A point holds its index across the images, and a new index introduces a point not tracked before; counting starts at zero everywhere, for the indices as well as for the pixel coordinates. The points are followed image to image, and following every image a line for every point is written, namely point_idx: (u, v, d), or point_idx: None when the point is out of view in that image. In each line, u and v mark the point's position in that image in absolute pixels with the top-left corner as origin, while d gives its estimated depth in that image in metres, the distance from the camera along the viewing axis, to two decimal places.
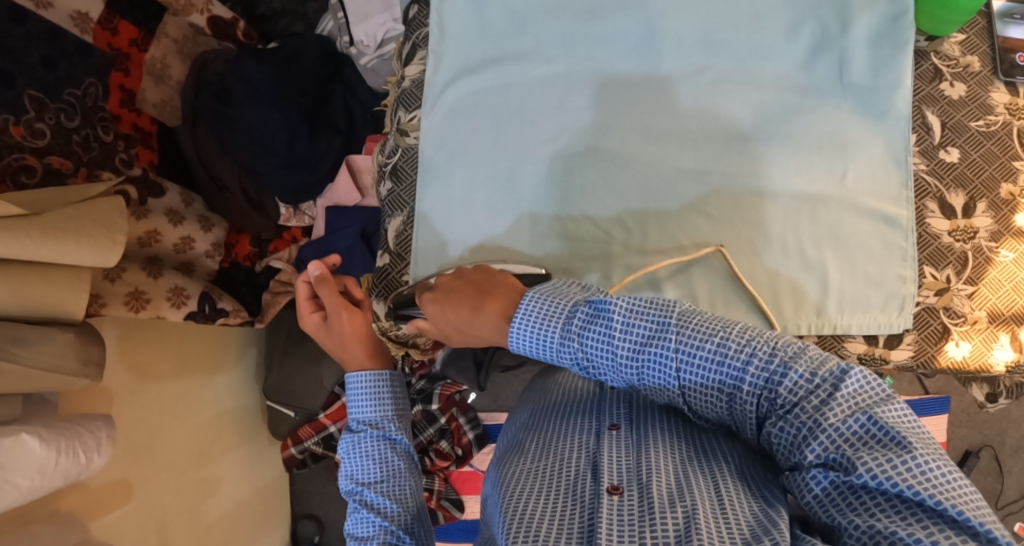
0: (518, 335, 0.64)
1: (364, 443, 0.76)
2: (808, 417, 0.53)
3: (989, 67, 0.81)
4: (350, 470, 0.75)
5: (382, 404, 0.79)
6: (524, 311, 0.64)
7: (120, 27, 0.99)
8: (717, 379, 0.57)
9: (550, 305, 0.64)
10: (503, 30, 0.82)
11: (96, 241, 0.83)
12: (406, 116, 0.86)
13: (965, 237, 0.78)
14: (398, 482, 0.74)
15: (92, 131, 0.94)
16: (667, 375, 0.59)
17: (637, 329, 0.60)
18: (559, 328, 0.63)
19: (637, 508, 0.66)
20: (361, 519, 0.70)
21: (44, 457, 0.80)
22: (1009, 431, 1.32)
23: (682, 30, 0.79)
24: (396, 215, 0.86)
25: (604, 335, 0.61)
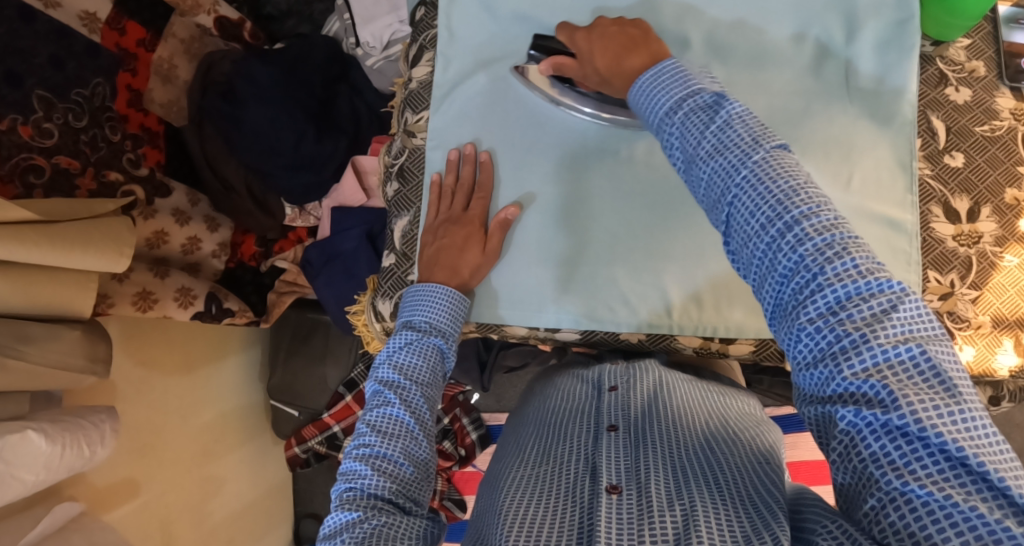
0: (638, 91, 0.62)
1: (423, 345, 0.72)
2: (854, 325, 0.50)
3: (995, 72, 0.81)
4: (396, 360, 0.71)
5: (453, 316, 0.75)
6: (646, 80, 0.61)
7: (128, 27, 0.99)
8: (771, 216, 0.53)
9: (670, 79, 0.60)
10: (511, 32, 0.82)
11: (104, 253, 0.83)
12: (413, 117, 0.86)
13: (969, 242, 0.78)
14: (435, 398, 0.71)
15: (99, 131, 0.95)
16: (729, 189, 0.55)
17: (731, 131, 0.56)
18: (668, 100, 0.59)
19: (635, 509, 0.67)
20: (387, 417, 0.67)
21: (49, 452, 0.81)
22: (1011, 435, 1.32)
23: (691, 34, 0.79)
24: (402, 215, 0.86)
25: (701, 123, 0.57)
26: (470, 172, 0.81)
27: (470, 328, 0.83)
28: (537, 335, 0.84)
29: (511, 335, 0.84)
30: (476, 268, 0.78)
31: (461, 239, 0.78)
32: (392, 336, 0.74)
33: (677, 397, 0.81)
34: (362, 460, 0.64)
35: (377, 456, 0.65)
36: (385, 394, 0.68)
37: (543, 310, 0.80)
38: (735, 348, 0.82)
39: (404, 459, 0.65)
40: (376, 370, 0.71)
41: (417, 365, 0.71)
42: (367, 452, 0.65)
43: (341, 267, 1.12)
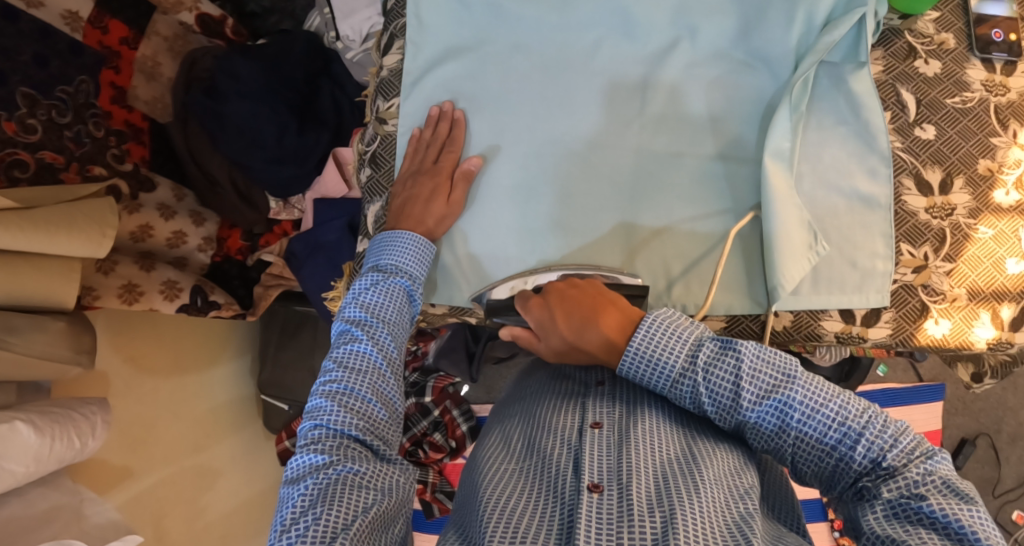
0: (638, 357, 0.64)
1: (389, 286, 0.74)
2: (897, 468, 0.57)
3: (964, 44, 0.81)
4: (363, 301, 0.74)
5: (420, 259, 0.77)
6: (645, 339, 0.63)
7: (111, 26, 1.01)
8: (836, 437, 0.58)
9: (669, 337, 0.63)
10: (479, 17, 0.83)
11: (89, 236, 0.85)
12: (385, 104, 0.87)
13: (942, 214, 0.78)
14: (401, 337, 0.74)
15: (84, 126, 0.97)
16: (785, 429, 0.60)
17: (762, 376, 0.61)
18: (679, 359, 0.63)
19: (615, 510, 0.66)
20: (355, 354, 0.71)
21: (38, 446, 0.82)
22: (1005, 420, 1.30)
23: (659, 16, 0.79)
24: (375, 201, 0.87)
25: (732, 372, 0.61)
26: (445, 128, 0.82)
27: (441, 310, 0.85)
28: None
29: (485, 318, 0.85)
30: (441, 218, 0.79)
31: (428, 191, 0.79)
32: (360, 277, 0.76)
33: None
34: (328, 397, 0.68)
35: (344, 392, 0.68)
36: (354, 334, 0.72)
37: None
38: None
39: (372, 397, 0.69)
40: (343, 311, 0.74)
41: (384, 306, 0.74)
42: (336, 390, 0.69)
43: (324, 259, 1.14)
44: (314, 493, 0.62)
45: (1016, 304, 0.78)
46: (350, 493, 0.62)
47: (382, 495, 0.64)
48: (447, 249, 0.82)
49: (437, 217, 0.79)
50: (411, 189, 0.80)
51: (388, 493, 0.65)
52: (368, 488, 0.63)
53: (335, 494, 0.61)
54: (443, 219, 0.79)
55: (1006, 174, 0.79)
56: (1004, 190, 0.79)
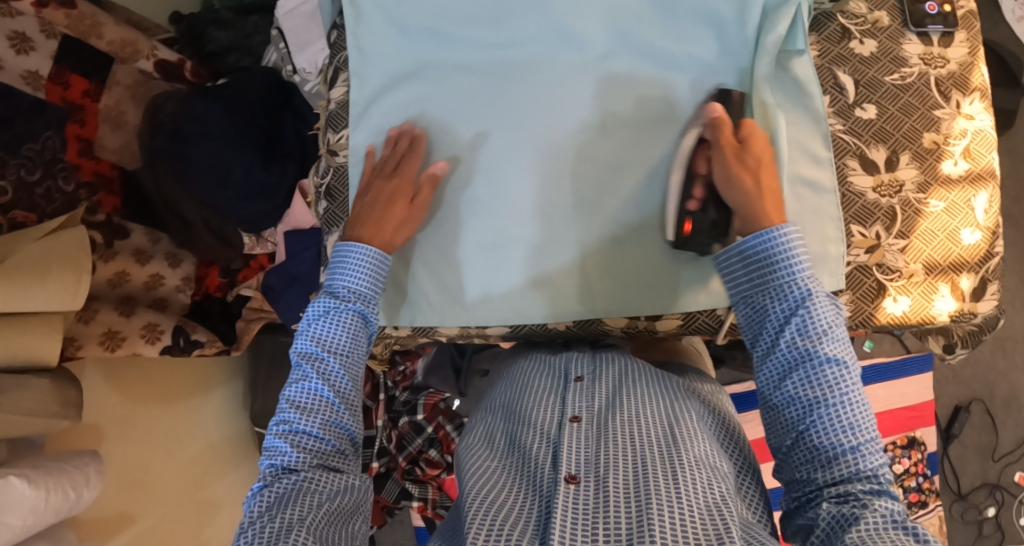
0: (778, 244, 0.66)
1: (342, 313, 0.75)
2: (890, 492, 0.59)
3: (899, 20, 0.81)
4: (313, 331, 0.75)
5: (374, 279, 0.77)
6: (799, 238, 0.67)
7: (71, 80, 1.03)
8: (864, 421, 0.62)
9: (808, 258, 0.67)
10: (418, 41, 0.84)
11: (65, 282, 0.88)
12: (335, 136, 0.89)
13: (891, 192, 0.78)
14: (356, 365, 0.76)
15: (53, 182, 0.98)
16: (842, 374, 0.62)
17: (844, 339, 0.65)
18: (808, 272, 0.66)
19: (591, 502, 0.67)
20: (305, 389, 0.73)
21: (33, 496, 0.84)
22: (996, 383, 1.29)
23: (594, 21, 0.79)
24: (333, 231, 0.88)
25: (833, 311, 0.65)
26: (404, 146, 0.82)
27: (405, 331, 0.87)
28: (469, 332, 0.87)
29: (446, 334, 0.87)
30: (400, 225, 0.79)
31: (385, 200, 0.79)
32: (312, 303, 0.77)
33: (647, 380, 0.80)
34: (282, 433, 0.71)
35: (294, 428, 0.71)
36: (304, 368, 0.73)
37: (473, 306, 0.83)
38: (663, 323, 0.83)
39: (322, 427, 0.71)
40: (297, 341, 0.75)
41: (334, 334, 0.74)
42: (287, 426, 0.71)
43: (301, 289, 1.16)
44: (269, 501, 0.66)
45: (975, 274, 0.78)
46: (302, 498, 0.65)
47: (333, 496, 0.67)
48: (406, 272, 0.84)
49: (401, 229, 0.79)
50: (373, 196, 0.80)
51: (344, 492, 0.68)
52: (319, 491, 0.67)
53: (288, 500, 0.65)
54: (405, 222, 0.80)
55: (952, 145, 0.79)
56: (952, 160, 0.79)
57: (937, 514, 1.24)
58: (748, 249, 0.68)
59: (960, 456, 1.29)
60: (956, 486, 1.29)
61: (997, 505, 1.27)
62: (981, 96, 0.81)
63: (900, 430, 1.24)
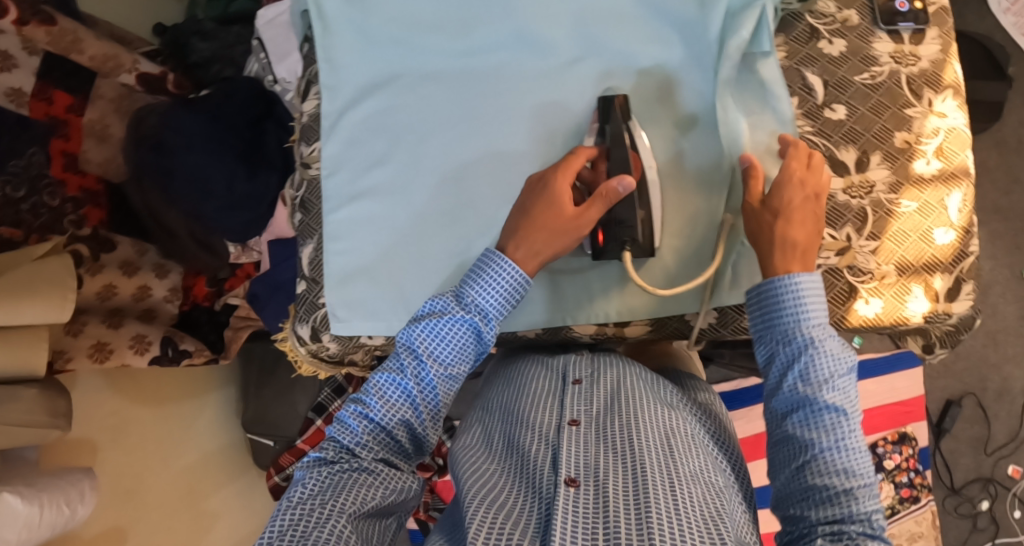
0: (792, 289, 0.65)
1: (456, 323, 0.70)
2: (879, 538, 0.58)
3: (869, 18, 0.80)
4: (428, 331, 0.70)
5: (503, 298, 0.71)
6: (816, 284, 0.65)
7: (55, 96, 1.04)
8: (859, 469, 0.61)
9: (822, 305, 0.65)
10: (386, 52, 0.84)
11: (50, 301, 0.89)
12: (307, 149, 0.90)
13: (861, 193, 0.77)
14: (453, 379, 0.71)
15: (38, 198, 1.00)
16: (839, 421, 0.61)
17: (850, 389, 0.63)
18: (819, 319, 0.64)
19: (591, 505, 0.67)
20: (391, 383, 0.69)
21: (27, 513, 0.85)
22: (989, 376, 1.29)
23: (558, 28, 0.79)
24: (307, 243, 0.90)
25: (840, 362, 0.63)
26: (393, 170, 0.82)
27: (379, 339, 0.87)
28: None
29: None
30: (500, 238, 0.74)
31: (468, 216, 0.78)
32: (433, 297, 0.73)
33: (642, 391, 0.81)
34: (354, 414, 0.69)
35: (364, 414, 0.69)
36: (400, 361, 0.70)
37: None
38: (631, 330, 0.82)
39: (392, 425, 0.69)
40: (404, 331, 0.71)
41: (449, 343, 0.70)
42: (360, 411, 0.69)
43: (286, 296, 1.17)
44: (321, 484, 0.65)
45: (948, 274, 0.77)
46: (356, 490, 0.65)
47: (388, 492, 0.67)
48: (378, 283, 0.84)
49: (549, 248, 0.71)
50: (527, 213, 0.72)
51: (397, 493, 0.69)
52: (376, 487, 0.66)
53: (343, 487, 0.65)
54: (555, 240, 0.71)
55: (924, 144, 0.78)
56: (924, 159, 0.78)
57: (928, 509, 1.23)
58: (762, 290, 0.67)
59: (952, 450, 1.29)
60: (949, 481, 1.29)
61: (990, 499, 1.28)
62: (954, 94, 0.79)
63: (891, 426, 1.23)
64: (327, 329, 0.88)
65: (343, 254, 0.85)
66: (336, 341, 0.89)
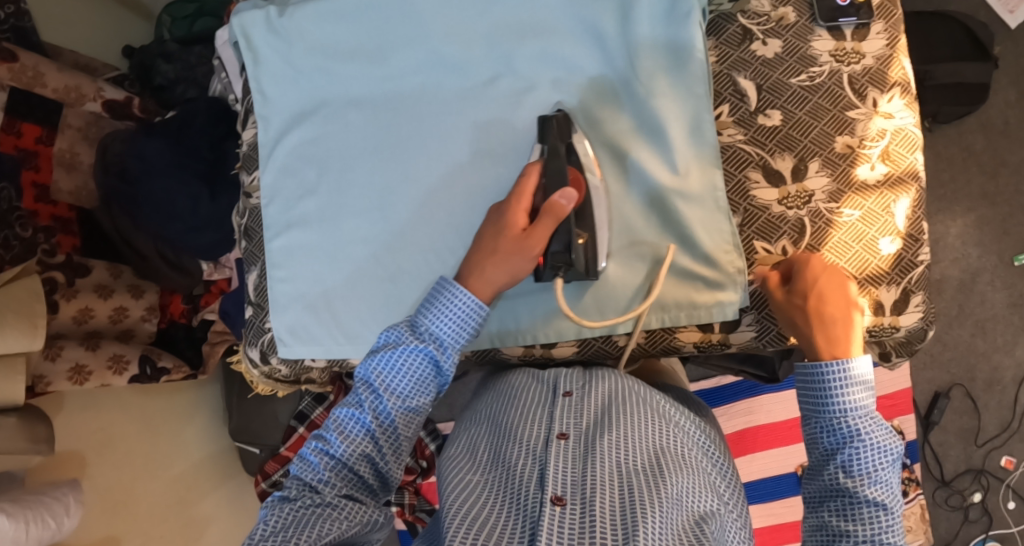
0: (838, 380, 0.62)
1: (411, 353, 0.68)
2: None
3: (808, 14, 0.75)
4: (382, 366, 0.68)
5: (461, 324, 0.69)
6: (863, 375, 0.62)
7: (23, 129, 1.05)
8: None
9: (865, 395, 0.62)
10: (312, 78, 0.83)
11: (21, 329, 0.89)
12: (248, 178, 0.91)
13: (798, 203, 0.74)
14: (414, 406, 0.70)
15: (11, 230, 1.01)
16: (871, 520, 0.60)
17: (887, 487, 0.60)
18: (862, 412, 0.62)
19: (578, 524, 0.63)
20: (353, 420, 0.69)
21: (13, 530, 0.87)
22: (978, 366, 1.27)
23: (474, 48, 0.78)
24: (252, 269, 0.91)
25: (879, 460, 0.61)
26: None
27: (319, 363, 0.88)
28: None
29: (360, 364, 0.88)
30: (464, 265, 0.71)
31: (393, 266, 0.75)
32: (390, 328, 0.71)
33: (636, 403, 0.75)
34: (319, 451, 0.69)
35: (327, 453, 0.69)
36: (359, 395, 0.70)
37: None
38: (560, 350, 0.84)
39: (355, 460, 0.69)
40: (363, 365, 0.70)
41: (404, 375, 0.68)
42: (321, 446, 0.69)
43: None
44: (283, 520, 0.65)
45: (895, 286, 0.73)
46: (319, 525, 0.65)
47: (349, 526, 0.67)
48: (316, 309, 0.85)
49: (503, 271, 0.68)
50: (478, 242, 0.70)
51: (362, 526, 0.68)
52: (340, 520, 0.66)
53: (305, 523, 0.65)
54: (508, 261, 0.68)
55: (869, 148, 0.74)
56: (868, 164, 0.74)
57: (917, 503, 1.20)
58: (804, 372, 0.65)
59: (941, 442, 1.28)
60: (939, 473, 1.28)
61: (983, 490, 1.27)
62: (902, 92, 0.75)
63: None
64: (275, 353, 0.89)
65: (285, 281, 0.86)
66: (284, 364, 0.90)
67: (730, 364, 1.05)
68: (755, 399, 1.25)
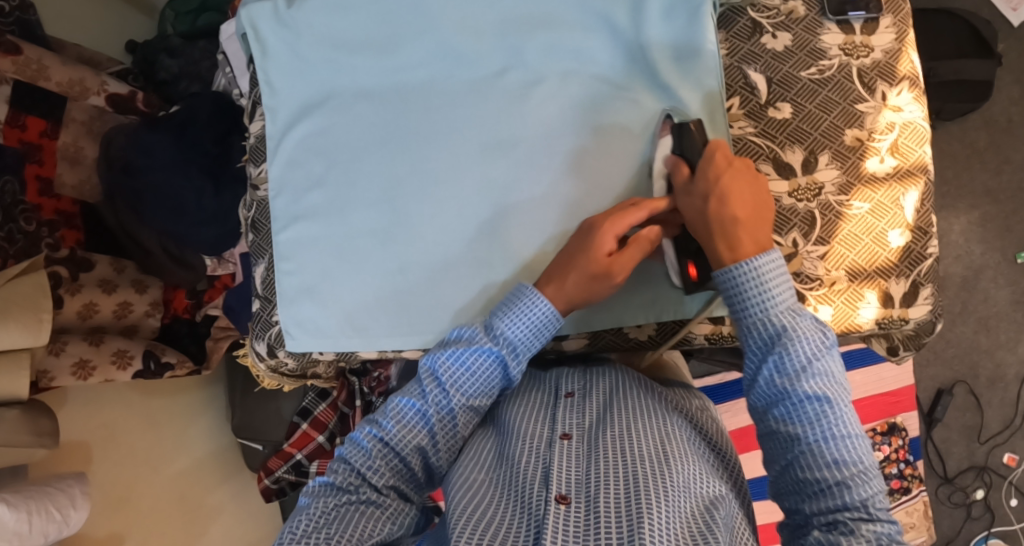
0: (742, 278, 0.61)
1: (481, 356, 0.69)
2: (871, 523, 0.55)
3: (817, 8, 0.76)
4: (453, 363, 0.69)
5: (535, 333, 0.70)
6: (763, 264, 0.61)
7: (28, 122, 1.04)
8: (845, 456, 0.57)
9: (773, 281, 0.61)
10: (321, 70, 0.83)
11: (25, 324, 0.88)
12: (255, 170, 0.91)
13: (809, 196, 0.74)
14: (476, 408, 0.71)
15: (15, 224, 0.99)
16: (815, 408, 0.59)
17: (821, 363, 0.59)
18: (775, 302, 0.61)
19: (582, 522, 0.63)
20: (412, 412, 0.70)
21: (13, 521, 0.86)
22: (980, 362, 1.28)
23: (482, 40, 0.78)
24: (259, 262, 0.91)
25: (806, 340, 0.60)
26: None
27: (327, 357, 0.88)
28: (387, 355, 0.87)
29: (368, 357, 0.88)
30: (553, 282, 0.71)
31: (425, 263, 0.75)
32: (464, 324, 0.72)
33: (635, 399, 0.75)
34: (371, 440, 0.70)
35: (382, 442, 0.70)
36: (424, 387, 0.71)
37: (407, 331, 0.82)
38: (571, 343, 0.84)
39: (410, 453, 0.70)
40: (431, 356, 0.71)
41: (472, 377, 0.69)
42: (374, 432, 0.71)
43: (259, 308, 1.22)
44: (325, 513, 0.66)
45: (905, 278, 0.74)
46: (365, 522, 0.66)
47: (391, 526, 0.68)
48: (324, 303, 0.85)
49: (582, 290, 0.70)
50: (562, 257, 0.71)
51: (402, 527, 0.69)
52: (385, 519, 0.67)
53: (348, 519, 0.66)
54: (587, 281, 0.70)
55: (878, 141, 0.74)
56: (877, 157, 0.74)
57: (921, 499, 1.20)
58: (716, 284, 0.64)
59: (945, 438, 1.28)
60: (942, 470, 1.28)
61: (986, 487, 1.27)
62: (910, 85, 0.75)
63: (879, 416, 1.20)
64: (282, 346, 0.89)
65: (292, 273, 0.86)
66: (291, 357, 0.90)
67: (735, 359, 1.04)
68: None
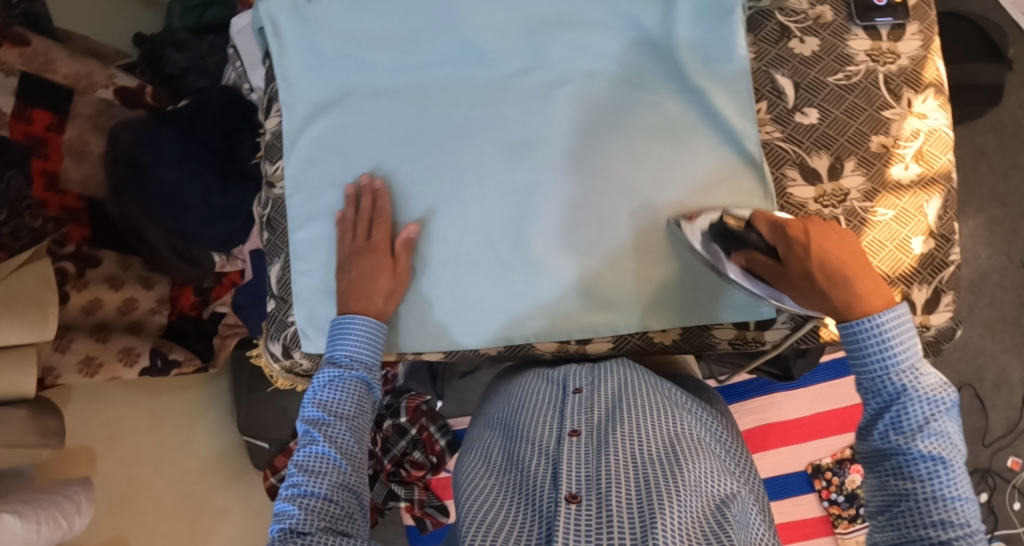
0: (871, 333, 0.61)
1: (346, 381, 0.74)
2: None
3: (844, 13, 0.76)
4: (319, 399, 0.74)
5: (374, 345, 0.77)
6: (893, 322, 0.61)
7: (34, 116, 1.02)
8: (956, 519, 0.57)
9: (904, 339, 0.61)
10: (340, 66, 0.82)
11: (31, 320, 0.86)
12: (271, 168, 0.90)
13: (834, 201, 0.74)
14: (362, 428, 0.74)
15: (20, 220, 0.96)
16: (931, 468, 0.58)
17: (944, 427, 0.59)
18: (903, 359, 0.61)
19: (593, 520, 0.63)
20: (314, 456, 0.70)
21: (24, 532, 0.85)
22: (985, 366, 1.29)
23: (505, 38, 0.78)
24: (274, 262, 0.90)
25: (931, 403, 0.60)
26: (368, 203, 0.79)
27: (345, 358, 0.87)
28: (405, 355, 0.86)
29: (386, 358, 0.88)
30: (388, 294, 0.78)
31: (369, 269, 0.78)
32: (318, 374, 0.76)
33: (643, 390, 0.74)
34: (291, 499, 0.68)
35: (304, 494, 0.68)
36: (310, 436, 0.72)
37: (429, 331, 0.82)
38: (593, 346, 0.84)
39: (332, 492, 0.68)
40: (302, 410, 0.74)
41: (341, 402, 0.74)
42: (295, 492, 0.68)
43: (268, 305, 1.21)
44: None
45: (927, 285, 0.74)
46: None
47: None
48: None
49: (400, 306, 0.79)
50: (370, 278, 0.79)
51: None
52: None
53: None
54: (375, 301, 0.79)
55: (903, 148, 0.75)
56: (902, 164, 0.74)
57: None
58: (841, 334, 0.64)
59: None
60: None
61: (989, 490, 1.28)
62: (936, 93, 0.75)
63: None
64: (298, 347, 0.88)
65: (308, 273, 0.85)
66: (307, 357, 0.89)
67: (745, 362, 1.04)
68: (768, 396, 1.26)
